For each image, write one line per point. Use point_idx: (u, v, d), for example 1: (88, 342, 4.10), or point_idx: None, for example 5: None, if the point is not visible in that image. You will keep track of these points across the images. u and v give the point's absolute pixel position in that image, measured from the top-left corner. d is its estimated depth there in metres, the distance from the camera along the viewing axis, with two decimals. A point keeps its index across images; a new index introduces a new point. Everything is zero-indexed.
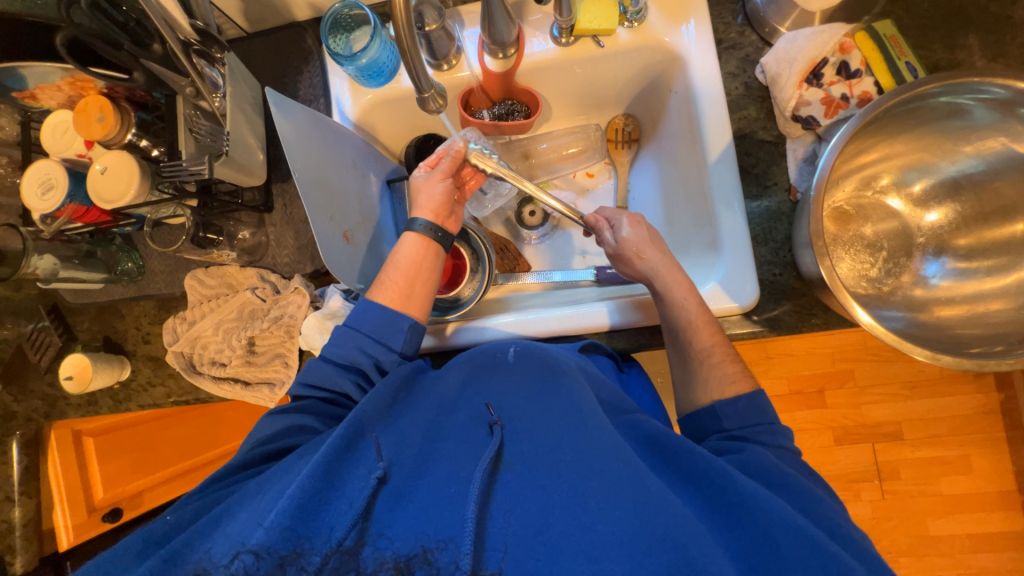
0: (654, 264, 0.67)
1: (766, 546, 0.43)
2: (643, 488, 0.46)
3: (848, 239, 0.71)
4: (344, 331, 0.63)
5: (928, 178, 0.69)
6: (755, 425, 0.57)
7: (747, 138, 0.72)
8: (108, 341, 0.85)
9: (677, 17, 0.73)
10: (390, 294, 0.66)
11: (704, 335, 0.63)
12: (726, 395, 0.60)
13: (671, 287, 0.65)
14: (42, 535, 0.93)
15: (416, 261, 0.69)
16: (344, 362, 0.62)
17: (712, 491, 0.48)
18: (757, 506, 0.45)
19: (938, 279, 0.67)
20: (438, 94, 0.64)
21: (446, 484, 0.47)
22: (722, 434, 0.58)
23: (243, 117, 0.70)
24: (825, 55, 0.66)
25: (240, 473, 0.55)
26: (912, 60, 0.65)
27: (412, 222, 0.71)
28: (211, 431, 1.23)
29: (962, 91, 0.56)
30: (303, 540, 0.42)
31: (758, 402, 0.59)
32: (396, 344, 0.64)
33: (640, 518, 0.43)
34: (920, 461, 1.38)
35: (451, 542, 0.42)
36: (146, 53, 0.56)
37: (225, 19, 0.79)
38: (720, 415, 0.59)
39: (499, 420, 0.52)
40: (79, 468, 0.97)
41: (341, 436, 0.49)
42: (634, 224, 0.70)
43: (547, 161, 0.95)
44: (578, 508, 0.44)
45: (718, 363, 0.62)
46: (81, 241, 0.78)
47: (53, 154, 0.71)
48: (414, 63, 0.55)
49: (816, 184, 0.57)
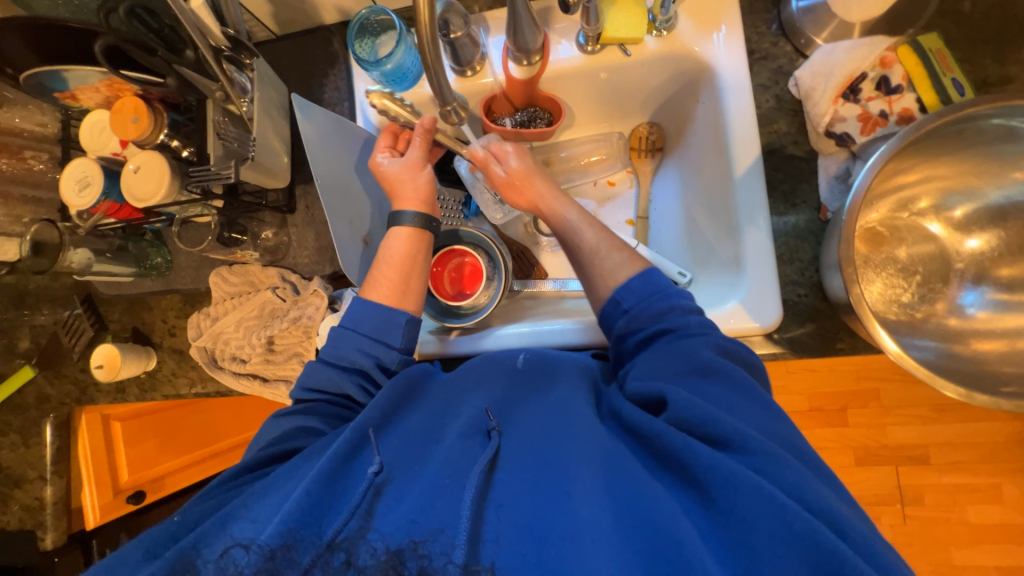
0: (540, 189, 0.75)
1: (737, 526, 0.40)
2: (625, 477, 0.45)
3: (879, 262, 0.66)
4: (341, 332, 0.64)
5: (970, 203, 0.65)
6: (650, 296, 0.60)
7: (776, 153, 0.69)
8: (136, 331, 0.88)
9: (708, 25, 0.71)
10: (384, 290, 0.67)
11: (589, 234, 0.70)
12: (622, 281, 0.63)
13: (555, 205, 0.74)
14: (71, 512, 0.96)
15: (408, 254, 0.69)
16: (344, 363, 0.63)
17: (688, 475, 0.44)
18: (722, 475, 0.41)
19: (975, 308, 0.64)
20: (461, 107, 0.67)
21: (442, 478, 0.46)
22: (625, 316, 0.61)
23: (269, 122, 0.70)
24: (863, 69, 0.62)
25: (247, 472, 0.55)
26: (958, 76, 0.61)
27: (399, 215, 0.70)
28: (225, 422, 1.26)
29: (1016, 112, 0.53)
30: (297, 533, 0.42)
31: (650, 277, 0.62)
32: (397, 341, 0.65)
33: (624, 511, 0.42)
34: (947, 488, 1.33)
35: (441, 534, 0.42)
36: (179, 59, 0.58)
37: (255, 22, 0.80)
38: (619, 300, 0.62)
39: (495, 426, 0.51)
40: (107, 452, 1.01)
41: (343, 442, 0.49)
42: (515, 156, 0.75)
43: (568, 169, 0.93)
44: (563, 501, 0.43)
45: (608, 253, 0.67)
46: (114, 236, 0.82)
47: (91, 153, 0.74)
48: (437, 75, 0.54)
49: (850, 206, 0.55)
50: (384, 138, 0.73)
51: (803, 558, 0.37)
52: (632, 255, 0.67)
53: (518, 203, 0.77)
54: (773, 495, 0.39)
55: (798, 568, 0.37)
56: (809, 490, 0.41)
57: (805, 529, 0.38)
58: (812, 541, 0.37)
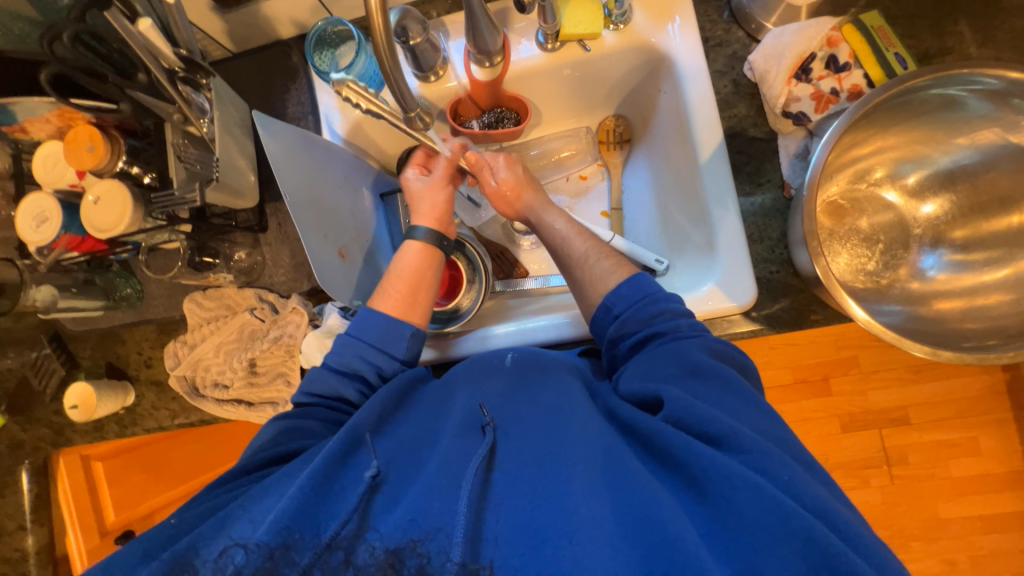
0: (529, 203, 0.76)
1: (728, 513, 0.41)
2: (619, 472, 0.46)
3: (844, 234, 0.69)
4: (346, 340, 0.63)
5: (922, 170, 0.68)
6: (639, 302, 0.62)
7: (738, 136, 0.71)
8: (111, 366, 0.86)
9: (663, 17, 0.73)
10: (391, 302, 0.67)
11: (576, 243, 0.72)
12: (610, 288, 0.65)
13: (542, 215, 0.76)
14: (57, 560, 0.94)
15: (419, 269, 0.69)
16: (346, 370, 0.62)
17: (684, 469, 0.45)
18: (718, 473, 0.43)
19: (936, 270, 0.66)
20: (425, 113, 0.64)
21: (439, 479, 0.46)
22: (616, 321, 0.62)
23: (232, 140, 0.68)
24: (813, 50, 0.64)
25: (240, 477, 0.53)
26: (901, 51, 0.63)
27: (414, 229, 0.71)
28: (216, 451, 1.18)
29: (953, 82, 0.56)
30: (294, 532, 0.42)
31: (639, 282, 0.63)
32: (399, 351, 0.64)
33: (620, 508, 0.43)
34: (928, 444, 1.38)
35: (439, 532, 0.42)
36: (132, 82, 0.56)
37: (209, 40, 0.78)
38: (611, 305, 0.63)
39: (490, 420, 0.51)
40: (90, 491, 0.97)
41: (340, 442, 0.49)
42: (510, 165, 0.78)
43: (541, 166, 0.93)
44: (561, 495, 0.44)
45: (596, 261, 0.69)
46: (78, 270, 0.79)
47: (47, 186, 0.72)
48: (397, 81, 0.53)
49: (809, 182, 0.57)
50: (418, 156, 0.77)
51: (797, 549, 0.39)
52: (619, 259, 0.69)
53: (506, 214, 0.79)
54: (768, 493, 0.41)
55: (789, 560, 0.38)
56: (804, 488, 0.42)
57: (800, 527, 0.39)
58: (805, 536, 0.38)
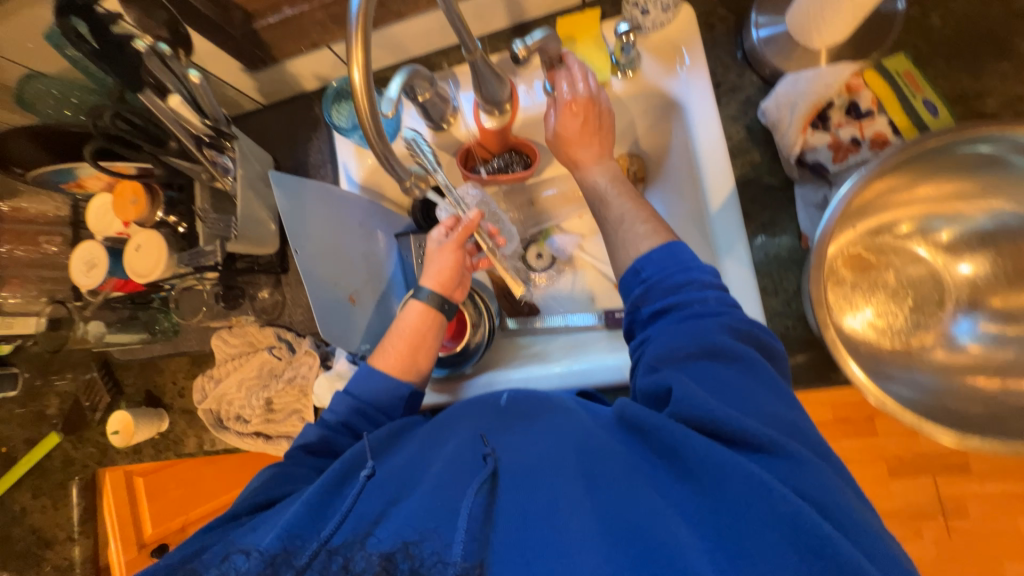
0: (579, 155, 0.71)
1: (721, 502, 0.41)
2: (610, 475, 0.46)
3: (869, 287, 0.64)
4: (343, 396, 0.65)
5: (955, 226, 0.63)
6: (671, 270, 0.59)
7: (751, 183, 0.68)
8: (149, 395, 0.93)
9: (671, 62, 0.71)
10: (391, 361, 0.69)
11: (615, 204, 0.69)
12: (642, 253, 0.62)
13: (585, 172, 0.72)
14: (99, 569, 1.02)
15: (418, 328, 0.70)
16: (337, 423, 0.64)
17: (677, 462, 0.45)
18: (711, 462, 0.43)
19: (969, 339, 0.60)
20: (420, 180, 0.56)
21: (434, 494, 0.47)
22: (643, 285, 0.60)
23: (254, 194, 0.71)
24: (829, 97, 0.61)
25: (231, 520, 0.55)
26: (930, 95, 0.60)
27: (418, 289, 0.72)
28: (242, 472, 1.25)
29: (969, 142, 0.52)
30: (295, 541, 0.45)
31: (673, 249, 0.60)
32: (397, 414, 0.67)
33: (611, 511, 0.44)
34: (992, 497, 1.24)
35: (433, 534, 0.43)
36: (163, 149, 0.62)
37: (241, 95, 0.84)
38: (638, 269, 0.61)
39: (490, 450, 0.51)
40: (130, 504, 1.03)
41: (341, 464, 0.53)
42: (566, 115, 0.69)
43: (550, 208, 0.99)
44: (550, 510, 0.44)
45: (632, 226, 0.66)
46: (123, 307, 0.86)
47: (98, 233, 0.79)
48: (382, 152, 0.49)
49: (817, 237, 0.53)
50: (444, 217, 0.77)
51: (788, 539, 0.38)
52: (655, 223, 0.65)
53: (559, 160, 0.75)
54: (757, 477, 0.41)
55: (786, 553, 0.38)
56: (794, 476, 0.42)
57: (789, 511, 0.39)
58: (796, 524, 0.38)
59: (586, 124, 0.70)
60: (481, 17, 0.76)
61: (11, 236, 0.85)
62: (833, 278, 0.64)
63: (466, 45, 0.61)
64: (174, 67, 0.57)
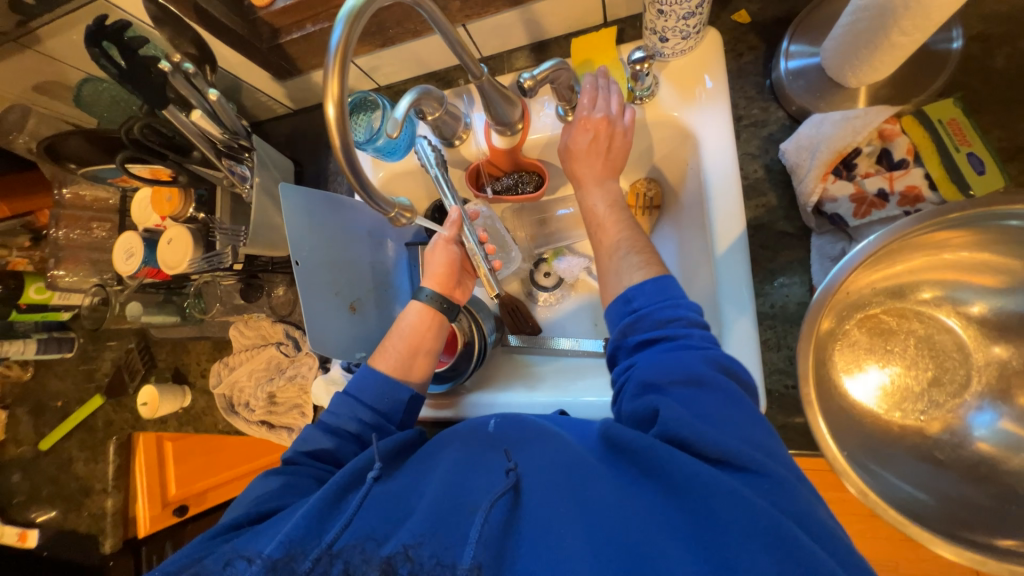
0: (581, 173, 0.69)
1: (710, 525, 0.38)
2: (598, 493, 0.44)
3: (887, 354, 0.58)
4: (343, 399, 0.66)
5: (989, 300, 0.55)
6: (661, 303, 0.55)
7: (764, 228, 0.64)
8: (177, 372, 1.01)
9: (690, 92, 0.67)
10: (391, 362, 0.70)
11: (610, 230, 0.66)
12: (634, 281, 0.58)
13: (587, 193, 0.69)
14: (127, 521, 1.13)
15: (419, 329, 0.72)
16: (337, 428, 0.64)
17: (664, 482, 0.43)
18: (699, 484, 0.40)
19: (987, 432, 0.54)
20: (405, 211, 0.59)
21: (429, 513, 0.47)
22: (632, 315, 0.55)
23: (271, 201, 0.75)
24: (857, 144, 0.55)
25: (226, 533, 0.55)
26: (978, 150, 0.53)
27: (419, 291, 0.74)
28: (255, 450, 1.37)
29: (982, 218, 0.49)
30: (296, 546, 0.45)
31: (664, 283, 0.56)
32: (396, 416, 0.67)
33: (600, 529, 0.41)
34: None
35: (429, 540, 0.44)
36: (188, 159, 0.68)
37: (272, 101, 0.88)
38: (628, 298, 0.57)
39: (513, 465, 0.50)
40: (159, 468, 1.17)
41: (338, 481, 0.53)
42: (579, 129, 0.68)
43: (563, 228, 0.96)
44: (541, 533, 0.43)
45: (627, 254, 0.62)
46: (159, 291, 0.95)
47: (140, 224, 0.87)
48: (364, 183, 0.51)
49: (817, 294, 0.49)
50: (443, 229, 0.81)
51: (777, 558, 0.35)
52: (647, 256, 0.62)
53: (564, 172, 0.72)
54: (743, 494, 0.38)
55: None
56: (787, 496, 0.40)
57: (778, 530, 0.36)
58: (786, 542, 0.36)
59: (595, 140, 0.67)
60: (501, 35, 0.75)
61: (67, 220, 0.94)
62: (843, 339, 0.59)
63: (470, 68, 0.61)
64: (196, 84, 0.62)
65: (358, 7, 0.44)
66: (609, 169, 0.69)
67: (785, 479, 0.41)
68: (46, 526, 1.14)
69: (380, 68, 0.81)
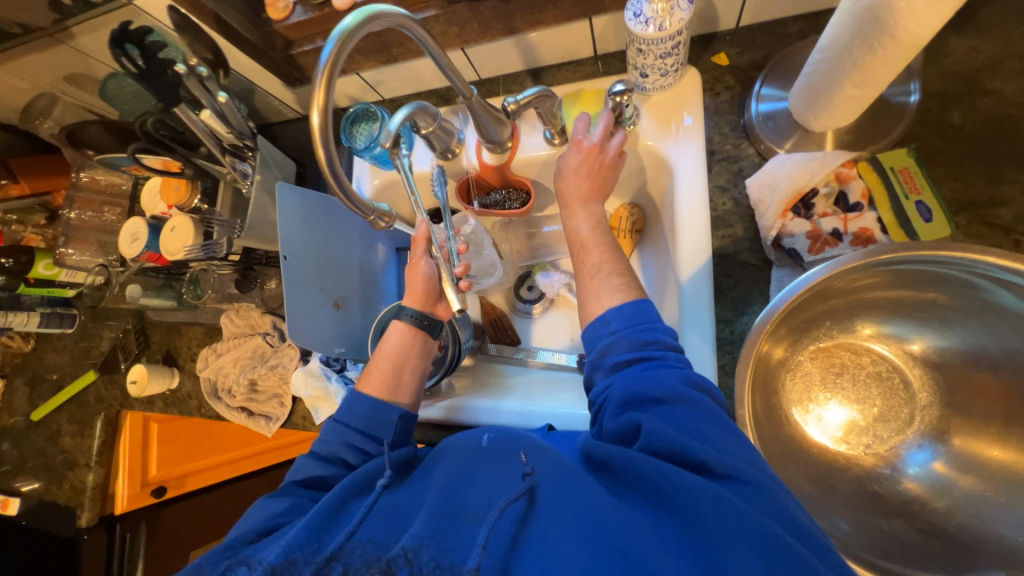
0: (568, 192, 0.69)
1: (698, 531, 0.40)
2: (591, 499, 0.45)
3: (836, 388, 0.61)
4: (333, 426, 0.65)
5: (928, 339, 0.58)
6: (638, 326, 0.56)
7: (728, 258, 0.66)
8: (168, 354, 1.04)
9: (668, 124, 0.71)
10: (377, 385, 0.69)
11: (594, 253, 0.65)
12: (614, 302, 0.59)
13: (573, 212, 0.69)
14: (105, 497, 1.14)
15: (402, 350, 0.71)
16: (329, 456, 0.64)
17: (651, 491, 0.44)
18: (684, 492, 0.42)
19: (925, 469, 0.56)
20: (383, 215, 0.63)
21: (430, 516, 0.48)
22: (611, 337, 0.57)
23: (270, 199, 0.80)
24: (815, 185, 0.59)
25: (229, 551, 0.54)
26: (927, 198, 0.56)
27: (401, 311, 0.73)
28: (239, 438, 1.40)
29: (951, 264, 0.48)
30: (298, 552, 0.48)
31: (643, 306, 0.57)
32: (386, 436, 0.65)
33: (592, 534, 0.43)
34: None
35: (432, 541, 0.46)
36: (194, 153, 0.73)
37: (282, 105, 0.94)
38: (607, 320, 0.58)
39: (529, 467, 0.50)
40: (143, 447, 1.20)
41: (341, 489, 0.55)
42: (572, 150, 0.69)
43: (549, 243, 1.00)
44: (538, 539, 0.44)
45: (606, 277, 0.62)
46: (159, 275, 1.00)
47: (148, 211, 0.92)
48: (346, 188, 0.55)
49: (754, 325, 0.52)
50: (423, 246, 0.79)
51: (760, 556, 0.38)
52: (628, 280, 0.62)
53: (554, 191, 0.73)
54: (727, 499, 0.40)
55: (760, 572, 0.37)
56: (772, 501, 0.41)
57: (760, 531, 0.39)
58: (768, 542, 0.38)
59: (592, 160, 0.68)
60: (498, 60, 0.80)
61: (80, 202, 1.00)
62: (795, 370, 0.61)
63: (461, 90, 0.65)
64: (209, 87, 0.67)
65: (351, 27, 0.48)
66: (599, 189, 0.69)
67: (766, 479, 0.43)
68: (27, 497, 1.14)
69: (384, 83, 0.87)
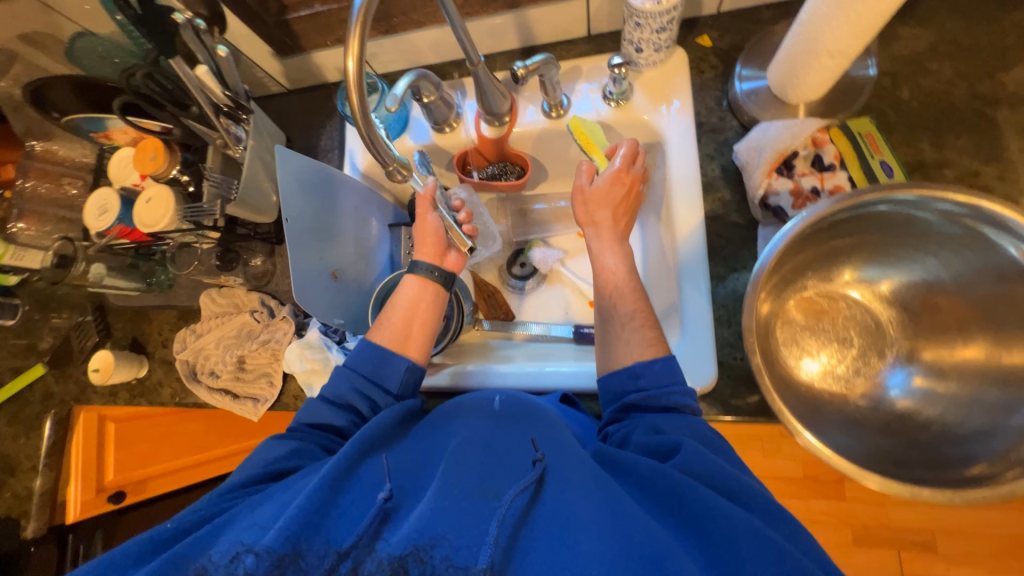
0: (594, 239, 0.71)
1: (724, 546, 0.40)
2: (619, 501, 0.44)
3: (818, 330, 0.67)
4: (342, 371, 0.64)
5: (895, 278, 0.66)
6: (668, 385, 0.57)
7: (720, 219, 0.72)
8: (134, 341, 0.96)
9: (659, 98, 0.77)
10: (388, 336, 0.68)
11: (626, 300, 0.65)
12: (643, 357, 0.60)
13: (604, 249, 0.70)
14: (54, 506, 1.06)
15: (413, 302, 0.70)
16: (339, 402, 0.62)
17: (677, 506, 0.45)
18: (717, 512, 0.42)
19: (902, 393, 0.63)
20: (403, 166, 0.62)
21: (446, 497, 0.45)
22: (640, 393, 0.57)
23: (262, 166, 0.77)
24: (796, 147, 0.65)
25: (238, 490, 0.53)
26: (888, 159, 0.65)
27: (414, 264, 0.73)
28: (206, 437, 1.29)
29: (907, 203, 0.56)
30: (303, 540, 0.42)
31: (672, 364, 0.59)
32: (392, 387, 0.64)
33: (622, 532, 0.41)
34: None
35: (445, 525, 0.42)
36: (185, 113, 0.70)
37: (268, 77, 0.91)
38: (637, 374, 0.58)
39: (540, 453, 0.49)
40: (98, 447, 1.08)
41: (345, 458, 0.49)
42: (613, 180, 0.71)
43: (542, 221, 1.03)
44: (564, 527, 0.42)
45: (637, 327, 0.63)
46: (127, 254, 0.92)
47: (116, 183, 0.86)
48: (371, 134, 0.55)
49: (753, 277, 0.56)
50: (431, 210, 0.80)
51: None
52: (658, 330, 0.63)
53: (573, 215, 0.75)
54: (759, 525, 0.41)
55: None
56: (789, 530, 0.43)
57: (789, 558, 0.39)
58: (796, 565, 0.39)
59: (619, 196, 0.72)
60: (496, 36, 0.83)
61: (37, 173, 0.93)
62: (783, 317, 0.67)
63: (468, 56, 0.67)
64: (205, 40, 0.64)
65: None
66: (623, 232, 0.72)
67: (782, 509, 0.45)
68: None
69: (378, 56, 0.87)
